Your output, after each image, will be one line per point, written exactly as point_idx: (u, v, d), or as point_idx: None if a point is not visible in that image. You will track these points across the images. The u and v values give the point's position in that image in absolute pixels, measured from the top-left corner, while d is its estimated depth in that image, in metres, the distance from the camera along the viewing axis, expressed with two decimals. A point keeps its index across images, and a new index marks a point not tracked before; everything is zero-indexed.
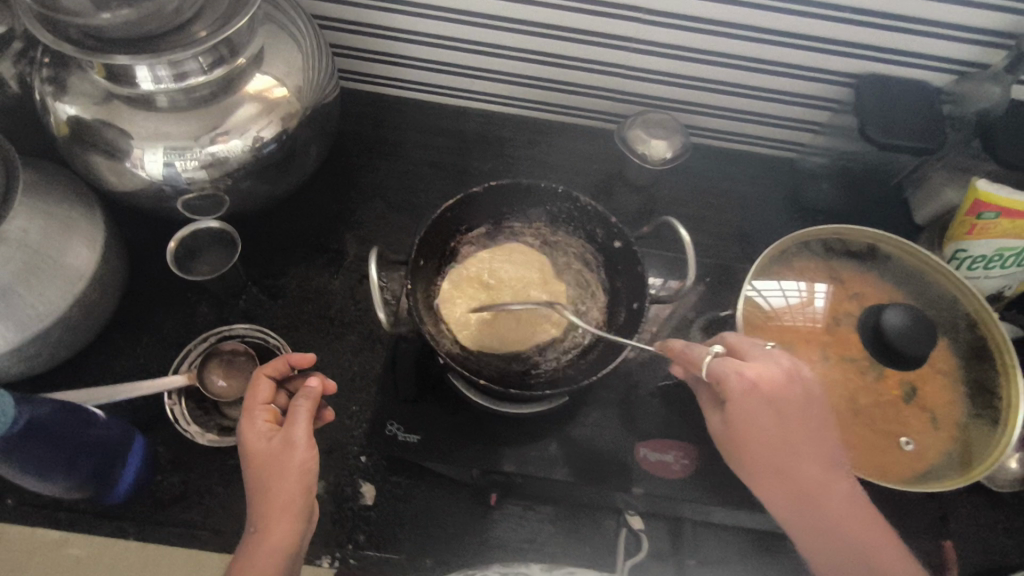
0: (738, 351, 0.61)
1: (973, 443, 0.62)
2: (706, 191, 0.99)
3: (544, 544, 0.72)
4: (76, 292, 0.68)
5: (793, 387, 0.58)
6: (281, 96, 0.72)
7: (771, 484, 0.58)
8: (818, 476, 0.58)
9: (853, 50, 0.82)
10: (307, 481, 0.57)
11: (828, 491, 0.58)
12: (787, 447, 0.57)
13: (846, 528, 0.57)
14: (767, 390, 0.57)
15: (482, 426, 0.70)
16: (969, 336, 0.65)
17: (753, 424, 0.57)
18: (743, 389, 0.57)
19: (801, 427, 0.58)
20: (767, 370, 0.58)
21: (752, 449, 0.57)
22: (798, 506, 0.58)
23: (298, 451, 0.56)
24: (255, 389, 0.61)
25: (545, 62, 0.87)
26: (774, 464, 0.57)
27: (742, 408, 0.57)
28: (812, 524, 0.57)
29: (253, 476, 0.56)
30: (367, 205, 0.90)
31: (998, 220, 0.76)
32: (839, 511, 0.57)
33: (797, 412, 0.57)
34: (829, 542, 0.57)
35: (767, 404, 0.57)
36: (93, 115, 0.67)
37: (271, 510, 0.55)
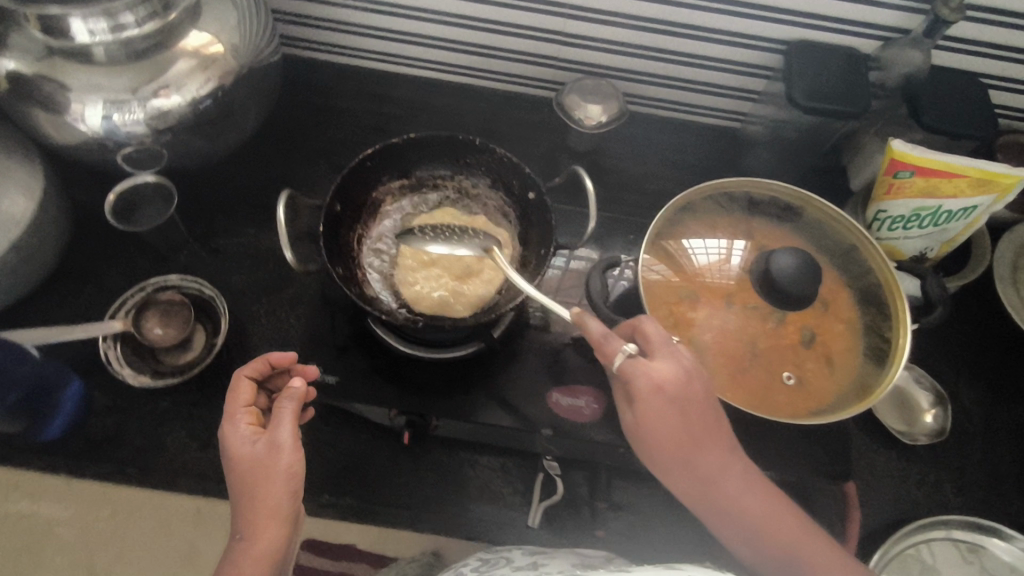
0: (649, 344, 0.60)
1: (867, 383, 0.64)
2: (646, 159, 1.01)
3: (464, 487, 0.75)
4: (14, 239, 0.71)
5: (694, 382, 0.58)
6: (217, 53, 0.75)
7: (676, 473, 0.60)
8: (722, 466, 0.60)
9: (778, 16, 0.84)
10: (294, 484, 0.58)
11: (727, 478, 0.60)
12: (690, 442, 0.59)
13: (751, 512, 0.59)
14: (671, 390, 0.58)
15: (399, 370, 0.72)
16: (863, 282, 0.68)
17: (658, 423, 0.59)
18: (649, 389, 0.58)
19: (705, 422, 0.59)
20: (668, 367, 0.58)
21: (661, 445, 0.60)
22: (702, 495, 0.60)
23: (284, 455, 0.58)
24: (236, 390, 0.62)
25: (482, 29, 0.90)
26: (679, 456, 0.60)
27: (644, 407, 0.59)
28: (715, 509, 0.60)
29: (240, 481, 0.58)
30: (311, 167, 0.93)
31: (914, 178, 0.78)
32: (742, 497, 0.60)
33: (701, 410, 0.59)
34: (735, 528, 0.60)
35: (671, 402, 0.58)
36: (29, 69, 0.70)
37: (258, 515, 0.57)
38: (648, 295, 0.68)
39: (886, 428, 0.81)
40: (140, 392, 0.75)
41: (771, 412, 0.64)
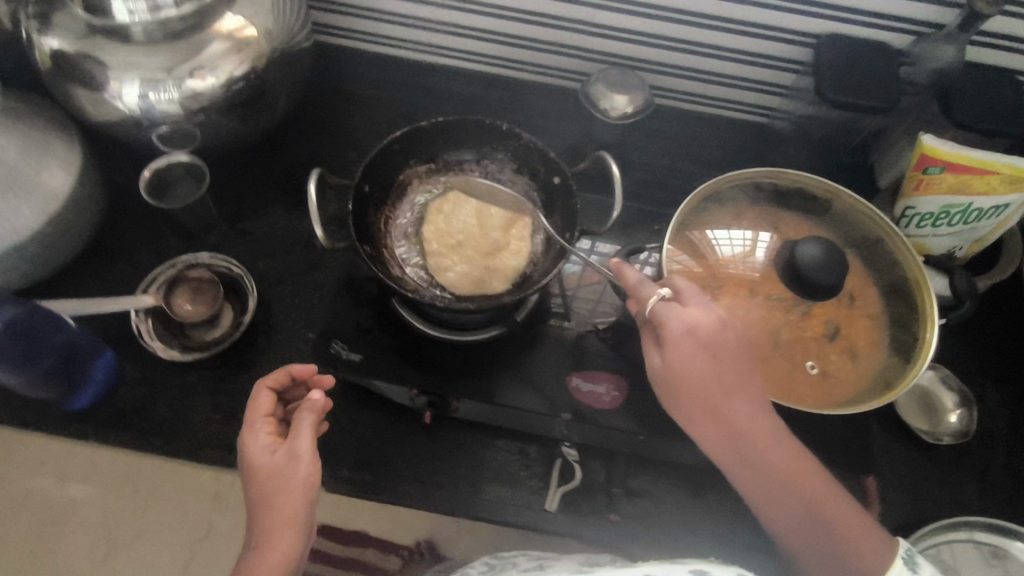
0: (681, 295, 0.62)
1: (891, 378, 0.64)
2: (671, 152, 1.01)
3: (481, 469, 0.75)
4: (52, 212, 0.73)
5: (725, 332, 0.60)
6: (250, 36, 0.76)
7: (703, 422, 0.61)
8: (752, 415, 0.61)
9: (808, 8, 0.83)
10: (310, 493, 0.59)
11: (757, 427, 0.61)
12: (720, 389, 0.60)
13: (776, 462, 0.61)
14: (703, 334, 0.59)
15: (421, 350, 0.73)
16: (890, 277, 0.68)
17: (690, 369, 0.60)
18: (682, 330, 0.60)
19: (737, 369, 0.60)
20: (702, 315, 0.60)
21: (692, 394, 0.60)
22: (729, 444, 0.61)
23: (302, 464, 0.59)
24: (256, 400, 0.63)
25: (510, 18, 0.91)
26: (708, 405, 0.60)
27: (676, 354, 0.60)
28: (742, 458, 0.61)
29: (258, 489, 0.59)
30: (339, 153, 0.95)
31: (943, 175, 0.77)
32: (769, 446, 0.61)
33: (733, 357, 0.60)
34: (760, 476, 0.61)
35: (701, 347, 0.60)
36: (72, 47, 0.72)
37: (274, 524, 0.57)
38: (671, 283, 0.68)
39: (909, 426, 0.80)
40: (169, 366, 0.77)
41: (794, 401, 0.64)
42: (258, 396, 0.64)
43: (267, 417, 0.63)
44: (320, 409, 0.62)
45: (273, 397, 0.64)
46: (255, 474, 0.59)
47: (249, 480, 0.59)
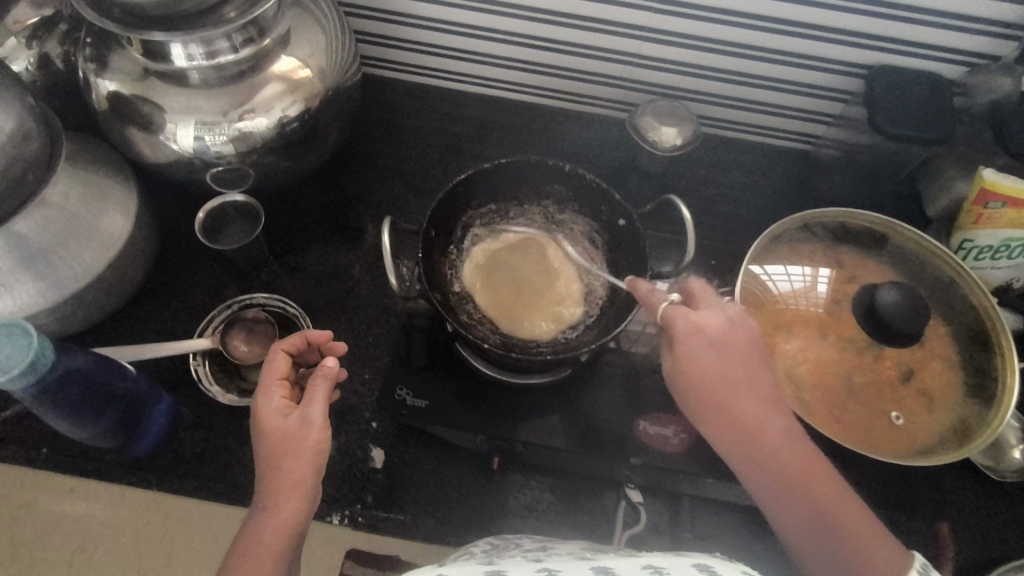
0: (693, 297, 0.61)
1: (969, 424, 0.63)
2: (717, 180, 1.00)
3: (544, 512, 0.74)
4: (111, 257, 0.72)
5: (734, 330, 0.58)
6: (304, 77, 0.75)
7: (708, 417, 0.57)
8: (761, 411, 0.56)
9: (864, 40, 0.82)
10: (319, 460, 0.59)
11: (766, 424, 0.55)
12: (725, 384, 0.56)
13: (787, 465, 0.54)
14: (709, 333, 0.57)
15: (485, 395, 0.73)
16: (965, 319, 0.67)
17: (698, 361, 0.57)
18: (689, 328, 0.57)
19: (745, 366, 0.57)
20: (711, 315, 0.58)
21: (697, 387, 0.57)
22: (736, 442, 0.56)
23: (313, 430, 0.58)
24: (272, 363, 0.63)
25: (558, 50, 0.90)
26: (710, 399, 0.56)
27: (681, 348, 0.57)
28: (749, 458, 0.55)
29: (268, 453, 0.58)
30: (386, 186, 0.94)
31: (1005, 210, 0.76)
32: (779, 447, 0.55)
33: (742, 354, 0.57)
34: (771, 480, 0.54)
35: (707, 346, 0.57)
36: (129, 90, 0.71)
37: (282, 488, 0.56)
38: None
39: (973, 464, 0.78)
40: (225, 410, 0.76)
41: (873, 448, 0.63)
42: (274, 359, 0.63)
43: (281, 381, 0.62)
44: (333, 377, 0.61)
45: (289, 362, 0.63)
46: (266, 437, 0.58)
47: (260, 442, 0.59)
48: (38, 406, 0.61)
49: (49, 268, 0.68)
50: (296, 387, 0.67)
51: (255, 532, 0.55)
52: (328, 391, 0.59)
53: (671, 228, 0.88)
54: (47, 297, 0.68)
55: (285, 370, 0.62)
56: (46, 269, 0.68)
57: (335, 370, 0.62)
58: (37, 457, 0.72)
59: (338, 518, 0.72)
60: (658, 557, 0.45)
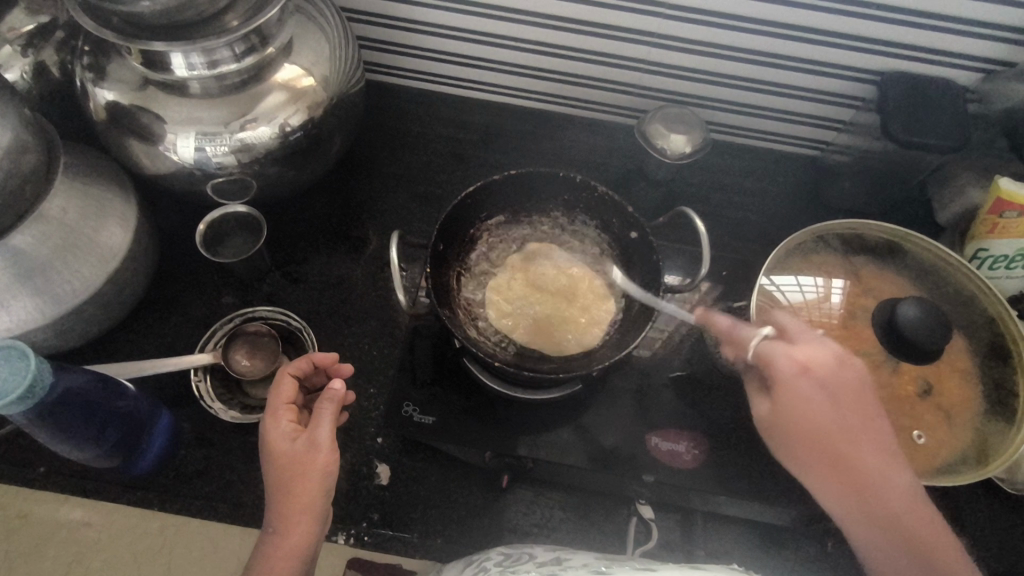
0: (787, 334, 0.59)
1: (989, 443, 0.62)
2: (724, 187, 0.99)
3: (554, 530, 0.72)
4: (110, 271, 0.71)
5: (846, 374, 0.56)
6: (308, 85, 0.74)
7: (826, 469, 0.55)
8: (880, 465, 0.55)
9: (878, 47, 0.81)
10: (327, 483, 0.57)
11: (887, 479, 0.54)
12: (842, 432, 0.55)
13: (908, 524, 0.54)
14: (820, 374, 0.56)
15: (494, 411, 0.72)
16: (986, 333, 0.66)
17: (811, 407, 0.55)
18: (795, 368, 0.56)
19: (859, 412, 0.56)
20: (820, 355, 0.57)
21: (812, 436, 0.55)
22: (853, 497, 0.55)
23: (321, 453, 0.57)
24: (277, 386, 0.61)
25: (565, 57, 0.89)
26: (827, 448, 0.55)
27: (790, 390, 0.56)
28: (866, 512, 0.54)
29: (276, 476, 0.57)
30: (389, 195, 0.93)
31: (1021, 219, 0.75)
32: (897, 504, 0.54)
33: (854, 400, 0.56)
34: (890, 539, 0.54)
35: (818, 387, 0.56)
36: (129, 101, 0.70)
37: (291, 512, 0.56)
38: None
39: (988, 477, 0.77)
40: (228, 426, 0.74)
41: None
42: (282, 380, 0.62)
43: (289, 403, 0.61)
44: (340, 399, 0.60)
45: (295, 383, 0.62)
46: (274, 461, 0.57)
47: (268, 465, 0.58)
48: (35, 430, 0.59)
49: (47, 284, 0.66)
50: (304, 408, 0.66)
51: (266, 556, 0.55)
52: (333, 412, 0.58)
53: (688, 238, 0.88)
54: (45, 314, 0.67)
55: (292, 392, 0.61)
56: (44, 284, 0.66)
57: (342, 392, 0.60)
58: (35, 477, 0.71)
59: (343, 538, 0.70)
60: None
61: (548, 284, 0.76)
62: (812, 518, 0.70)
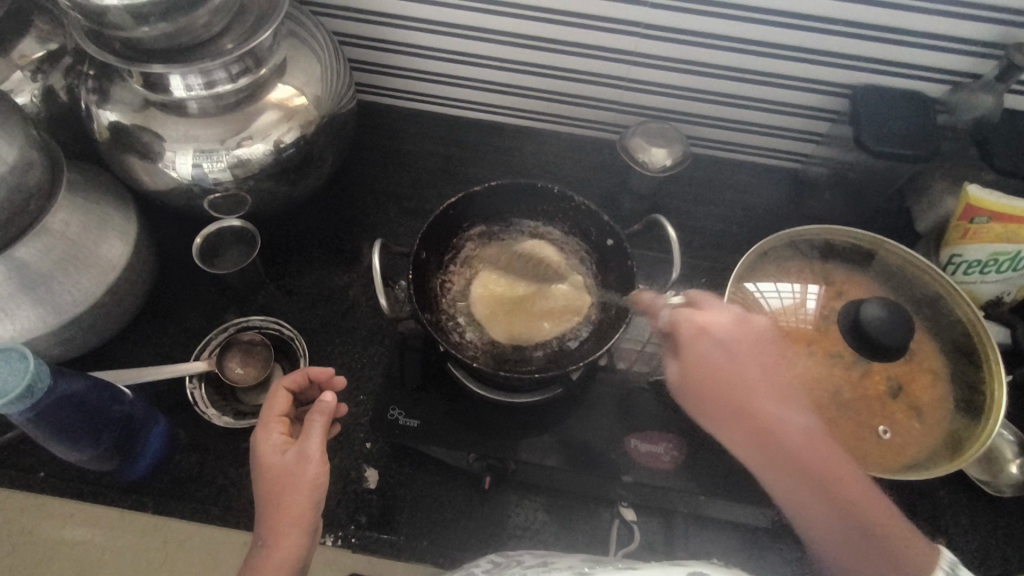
0: (697, 303, 0.62)
1: (958, 442, 0.63)
2: (708, 200, 1.02)
3: (538, 532, 0.74)
4: (110, 283, 0.74)
5: (743, 330, 0.59)
6: (300, 104, 0.78)
7: (726, 419, 0.56)
8: (776, 409, 0.56)
9: (846, 61, 0.84)
10: (317, 495, 0.60)
11: (786, 423, 0.55)
12: (740, 382, 0.56)
13: (809, 465, 0.53)
14: (716, 331, 0.58)
15: (478, 414, 0.74)
16: (954, 334, 0.68)
17: (706, 362, 0.58)
18: (693, 329, 0.59)
19: (756, 363, 0.58)
20: (716, 315, 0.60)
21: (713, 388, 0.57)
22: (756, 444, 0.55)
23: (311, 465, 0.60)
24: (271, 400, 0.64)
25: (547, 75, 0.92)
26: (728, 400, 0.56)
27: (690, 351, 0.58)
28: (778, 464, 0.54)
29: (267, 489, 0.59)
30: (382, 210, 0.96)
31: (991, 224, 0.77)
32: (795, 444, 0.54)
33: (752, 353, 0.58)
34: (796, 480, 0.53)
35: (717, 345, 0.58)
36: (130, 121, 0.74)
37: (283, 523, 0.58)
38: None
39: (970, 478, 0.78)
40: (222, 432, 0.77)
41: (864, 465, 0.63)
42: (275, 395, 0.65)
43: (281, 417, 0.63)
44: (331, 412, 0.63)
45: (288, 398, 0.65)
46: (265, 473, 0.60)
47: (258, 477, 0.60)
48: (34, 432, 0.62)
49: (50, 294, 0.69)
50: (296, 421, 0.69)
51: (257, 567, 0.57)
52: (323, 426, 0.61)
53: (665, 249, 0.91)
54: (47, 322, 0.70)
55: (285, 406, 0.64)
56: (45, 294, 0.69)
57: (333, 406, 0.63)
58: (34, 482, 0.73)
59: (331, 540, 0.72)
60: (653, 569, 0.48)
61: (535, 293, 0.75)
62: None
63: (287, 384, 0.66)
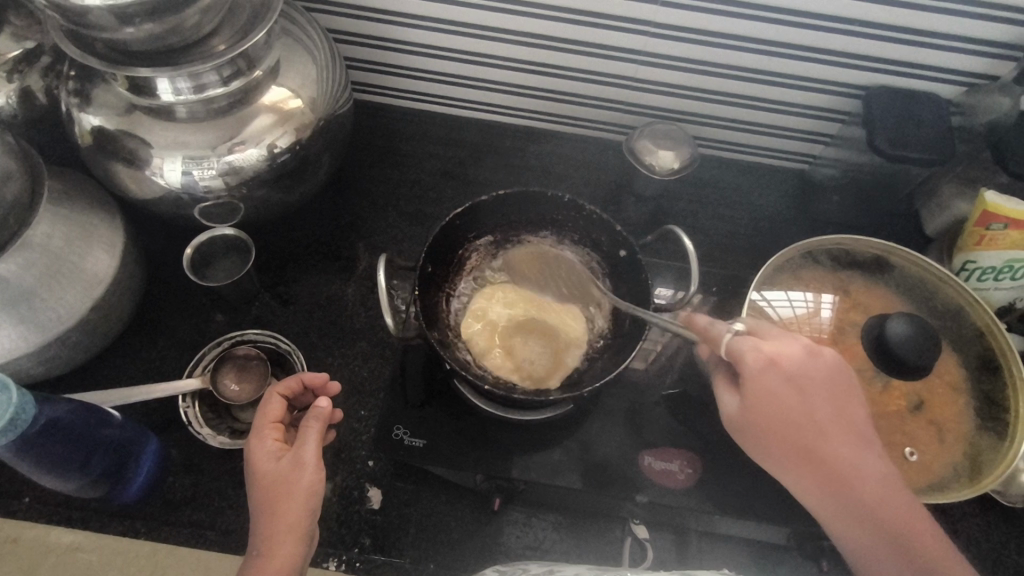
0: (758, 331, 0.59)
1: (980, 459, 0.62)
2: (715, 203, 0.99)
3: (548, 551, 0.71)
4: (96, 298, 0.70)
5: (814, 364, 0.56)
6: (295, 107, 0.74)
7: (796, 462, 0.55)
8: (850, 455, 0.54)
9: (861, 61, 0.81)
10: (313, 503, 0.57)
11: (862, 472, 0.54)
12: (812, 426, 0.54)
13: (880, 515, 0.53)
14: (787, 367, 0.55)
15: (486, 433, 0.71)
16: (976, 348, 0.66)
17: (776, 402, 0.54)
18: (762, 363, 0.55)
19: (830, 405, 0.55)
20: (784, 347, 0.56)
21: (785, 430, 0.54)
22: (828, 488, 0.54)
23: (306, 471, 0.57)
24: (266, 406, 0.62)
25: (550, 74, 0.89)
26: (798, 443, 0.55)
27: (758, 389, 0.55)
28: (849, 512, 0.53)
29: (260, 497, 0.56)
30: (380, 215, 0.93)
31: (1007, 231, 0.75)
32: (867, 492, 0.53)
33: (824, 390, 0.55)
34: (868, 526, 0.53)
35: (786, 381, 0.55)
36: (114, 125, 0.70)
37: (277, 532, 0.55)
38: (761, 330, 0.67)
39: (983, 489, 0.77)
40: (217, 451, 0.73)
41: None
42: (269, 401, 0.62)
43: (275, 423, 0.61)
44: (326, 418, 0.60)
45: (284, 404, 0.63)
46: (258, 481, 0.57)
47: (252, 486, 0.58)
48: (18, 463, 0.59)
49: (32, 311, 0.65)
50: (290, 428, 0.66)
51: None
52: (319, 430, 0.58)
53: (677, 258, 0.90)
54: (29, 342, 0.66)
55: (279, 412, 0.62)
56: (27, 312, 0.65)
57: (329, 410, 0.61)
58: (19, 507, 0.69)
59: (334, 564, 0.69)
60: None
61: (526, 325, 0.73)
62: (810, 535, 0.69)
63: (281, 389, 0.64)
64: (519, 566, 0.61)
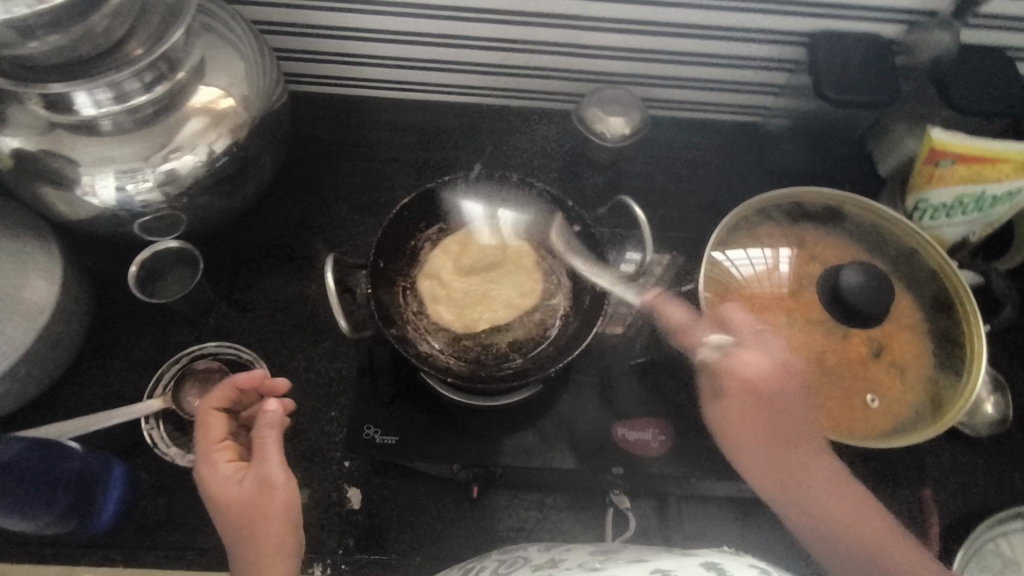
0: (738, 337, 0.60)
1: (942, 395, 0.63)
2: (673, 164, 0.99)
3: (533, 531, 0.72)
4: (40, 327, 0.68)
5: (784, 380, 0.59)
6: (227, 107, 0.71)
7: (769, 475, 0.57)
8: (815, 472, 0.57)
9: (803, 8, 0.80)
10: (292, 516, 0.57)
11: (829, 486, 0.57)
12: (780, 440, 0.58)
13: (853, 530, 0.54)
14: (760, 386, 0.58)
15: (458, 422, 0.71)
16: (932, 287, 0.67)
17: (744, 415, 0.59)
18: (739, 384, 0.59)
19: (792, 419, 0.58)
20: (760, 363, 0.59)
21: (753, 441, 0.58)
22: (796, 503, 0.56)
23: (276, 489, 0.56)
24: (210, 424, 0.60)
25: (494, 48, 0.87)
26: (774, 459, 0.57)
27: (732, 399, 0.59)
28: (823, 528, 0.55)
29: (234, 527, 0.55)
30: (332, 209, 0.91)
31: (955, 167, 0.74)
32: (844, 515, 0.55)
33: (790, 407, 0.59)
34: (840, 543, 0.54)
35: (758, 395, 0.58)
36: (36, 145, 0.66)
37: (262, 556, 0.55)
38: (724, 289, 0.67)
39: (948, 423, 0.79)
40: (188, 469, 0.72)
41: (854, 434, 0.62)
42: (211, 418, 0.60)
43: (225, 442, 0.59)
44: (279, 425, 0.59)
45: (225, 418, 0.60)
46: (226, 510, 0.56)
47: (221, 516, 0.56)
48: None
49: None
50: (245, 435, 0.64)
51: None
52: (278, 444, 0.57)
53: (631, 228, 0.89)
54: None
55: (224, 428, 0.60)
56: None
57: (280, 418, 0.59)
58: None
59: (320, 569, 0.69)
60: (663, 559, 0.46)
61: (471, 312, 0.71)
62: None
63: (218, 403, 0.61)
64: (516, 552, 0.61)
